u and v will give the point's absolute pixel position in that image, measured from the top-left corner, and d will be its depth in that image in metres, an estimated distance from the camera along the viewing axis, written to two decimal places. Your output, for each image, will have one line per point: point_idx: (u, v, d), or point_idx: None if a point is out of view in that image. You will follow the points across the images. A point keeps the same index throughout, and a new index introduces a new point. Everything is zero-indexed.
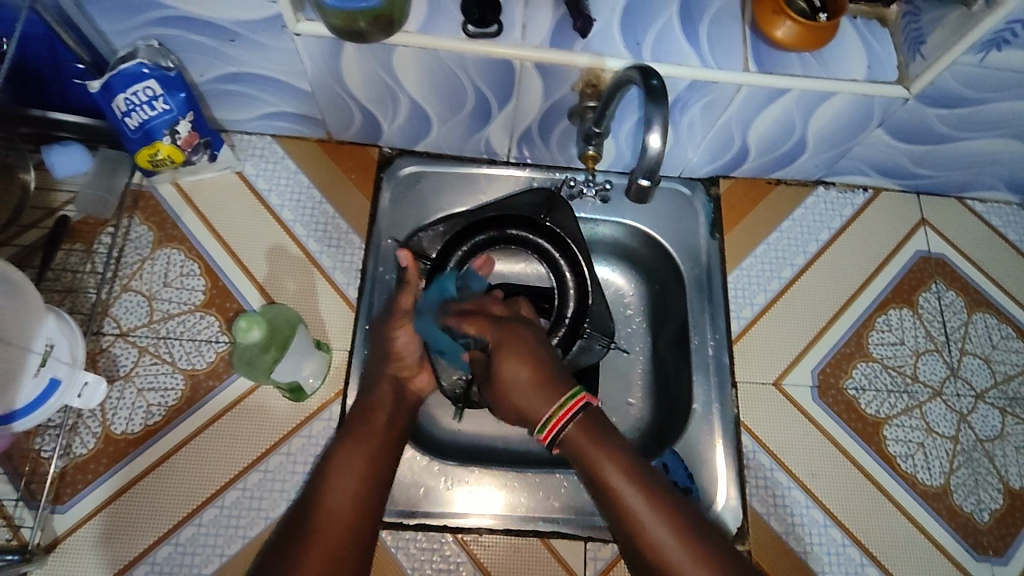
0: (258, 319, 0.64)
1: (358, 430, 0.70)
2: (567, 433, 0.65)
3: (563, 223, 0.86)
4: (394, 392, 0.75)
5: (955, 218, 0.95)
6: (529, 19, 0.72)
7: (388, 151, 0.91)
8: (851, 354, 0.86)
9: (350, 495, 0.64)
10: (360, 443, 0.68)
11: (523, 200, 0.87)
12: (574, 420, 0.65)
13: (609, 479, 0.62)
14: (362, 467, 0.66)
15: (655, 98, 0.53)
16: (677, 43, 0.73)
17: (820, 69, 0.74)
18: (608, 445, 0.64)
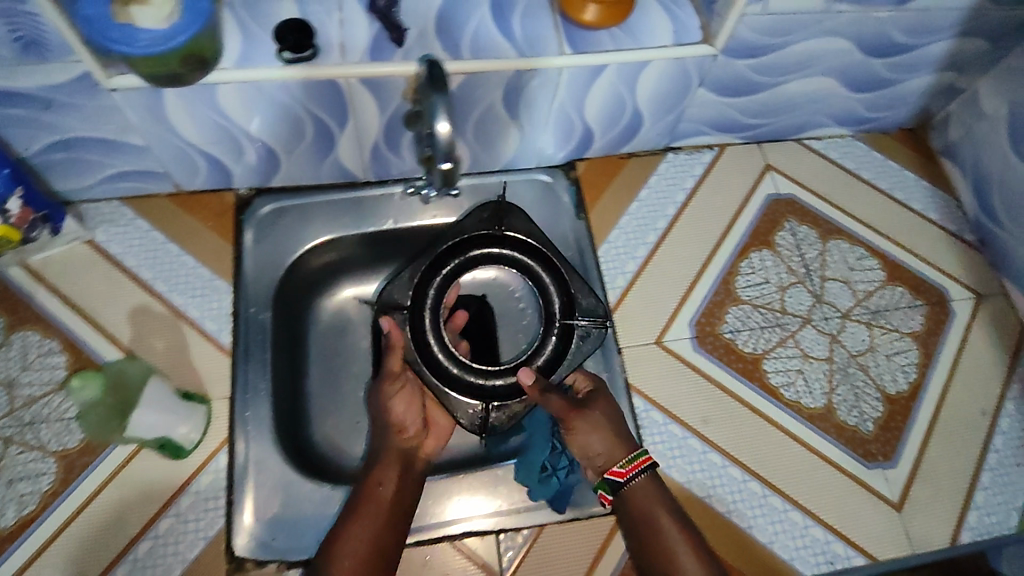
0: (91, 378, 0.68)
1: (366, 499, 0.72)
2: (665, 482, 0.76)
3: (519, 225, 0.87)
4: (403, 460, 0.76)
5: (796, 159, 1.02)
6: (346, 37, 0.73)
7: (245, 193, 0.91)
8: (722, 301, 0.90)
9: (361, 552, 0.68)
10: (365, 522, 0.70)
11: (471, 220, 0.88)
12: (646, 474, 0.73)
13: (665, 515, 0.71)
14: (371, 542, 0.68)
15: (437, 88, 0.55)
16: (492, 40, 0.76)
17: (630, 42, 0.78)
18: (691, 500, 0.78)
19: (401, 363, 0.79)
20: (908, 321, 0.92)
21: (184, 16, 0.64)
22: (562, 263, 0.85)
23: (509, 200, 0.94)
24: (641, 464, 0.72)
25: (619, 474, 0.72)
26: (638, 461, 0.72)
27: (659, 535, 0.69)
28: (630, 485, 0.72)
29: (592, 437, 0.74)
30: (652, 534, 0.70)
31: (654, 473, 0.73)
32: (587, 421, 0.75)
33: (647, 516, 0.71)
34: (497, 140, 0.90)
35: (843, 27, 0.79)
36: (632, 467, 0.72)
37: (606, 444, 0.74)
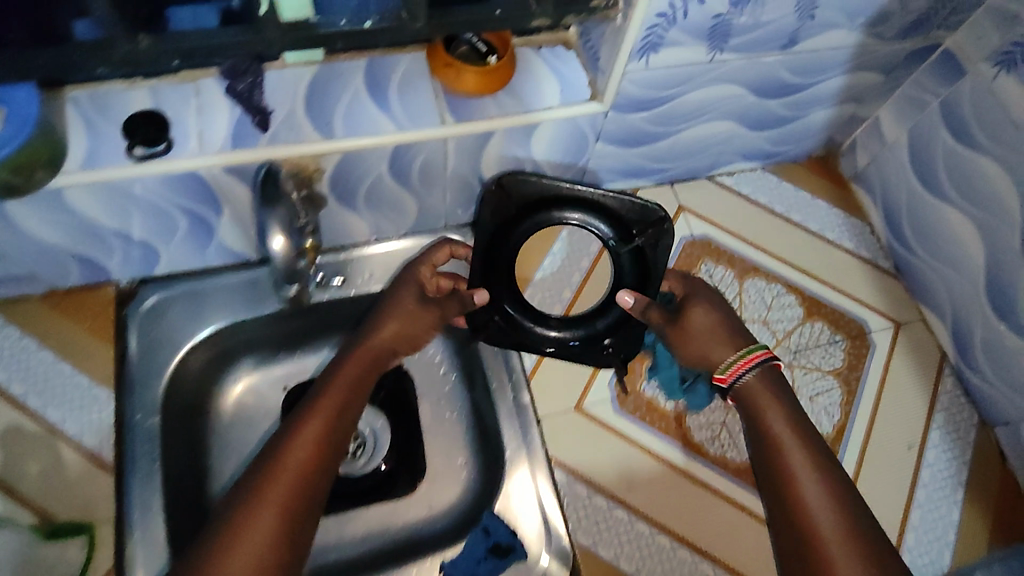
0: None
1: (320, 402, 0.70)
2: (747, 381, 0.73)
3: (534, 184, 0.74)
4: (370, 374, 0.75)
5: (708, 196, 1.00)
6: (205, 125, 0.68)
7: (126, 285, 0.84)
8: (641, 356, 0.88)
9: (298, 466, 0.65)
10: (318, 422, 0.68)
11: (490, 210, 0.76)
12: (754, 372, 0.73)
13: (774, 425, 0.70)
14: (314, 444, 0.67)
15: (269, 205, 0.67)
16: (367, 114, 0.72)
17: (515, 106, 0.75)
18: (779, 405, 0.71)
19: (431, 272, 0.80)
20: (829, 358, 0.91)
21: (5, 125, 0.58)
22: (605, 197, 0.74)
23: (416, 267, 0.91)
24: (757, 358, 0.74)
25: (721, 380, 0.74)
26: (741, 360, 0.74)
27: (778, 446, 0.69)
28: (741, 384, 0.74)
29: (698, 326, 0.77)
30: (769, 447, 0.69)
31: (769, 366, 0.74)
32: (692, 337, 0.77)
33: (756, 421, 0.71)
34: (394, 207, 0.86)
35: (732, 74, 0.77)
36: (733, 371, 0.74)
37: (715, 332, 0.77)
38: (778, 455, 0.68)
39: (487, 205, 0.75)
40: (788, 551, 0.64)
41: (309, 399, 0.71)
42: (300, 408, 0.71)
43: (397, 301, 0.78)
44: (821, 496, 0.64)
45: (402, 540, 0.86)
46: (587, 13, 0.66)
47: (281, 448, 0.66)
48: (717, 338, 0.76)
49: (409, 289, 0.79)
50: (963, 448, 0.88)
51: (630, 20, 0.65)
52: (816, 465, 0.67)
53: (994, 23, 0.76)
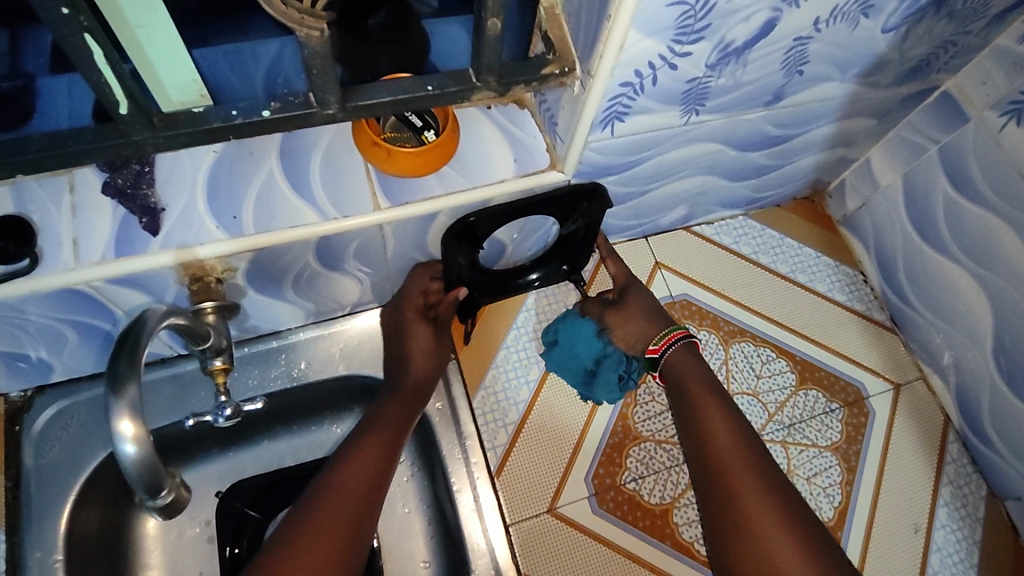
0: None
1: (369, 434, 0.68)
2: (670, 354, 0.70)
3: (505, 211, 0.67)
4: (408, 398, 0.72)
5: (688, 249, 0.90)
6: (83, 230, 0.57)
7: (20, 397, 0.73)
8: (620, 443, 0.78)
9: (353, 487, 0.63)
10: (367, 456, 0.66)
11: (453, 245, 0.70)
12: (679, 345, 0.71)
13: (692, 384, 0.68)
14: (366, 474, 0.64)
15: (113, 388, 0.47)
16: (284, 202, 0.61)
17: (461, 181, 0.65)
18: (703, 369, 0.69)
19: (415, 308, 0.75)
20: (826, 431, 0.82)
21: None
22: (554, 199, 0.68)
23: (364, 350, 0.81)
24: (678, 334, 0.71)
25: (653, 352, 0.71)
26: (671, 333, 0.71)
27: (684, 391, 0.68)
28: (666, 355, 0.71)
29: (627, 316, 0.73)
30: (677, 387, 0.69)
31: (688, 342, 0.71)
32: (624, 313, 0.73)
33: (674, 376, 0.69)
34: (330, 291, 0.75)
35: (708, 133, 0.68)
36: (665, 341, 0.71)
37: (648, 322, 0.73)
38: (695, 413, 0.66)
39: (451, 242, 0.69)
40: (702, 490, 0.63)
41: (356, 433, 0.68)
42: (344, 444, 0.68)
43: (412, 328, 0.75)
44: (728, 436, 0.63)
45: None
46: (538, 81, 0.57)
47: (327, 481, 0.63)
48: (644, 322, 0.73)
49: (414, 313, 0.75)
50: (972, 526, 0.80)
51: (589, 91, 0.56)
52: (721, 403, 0.66)
53: (1002, 67, 0.67)
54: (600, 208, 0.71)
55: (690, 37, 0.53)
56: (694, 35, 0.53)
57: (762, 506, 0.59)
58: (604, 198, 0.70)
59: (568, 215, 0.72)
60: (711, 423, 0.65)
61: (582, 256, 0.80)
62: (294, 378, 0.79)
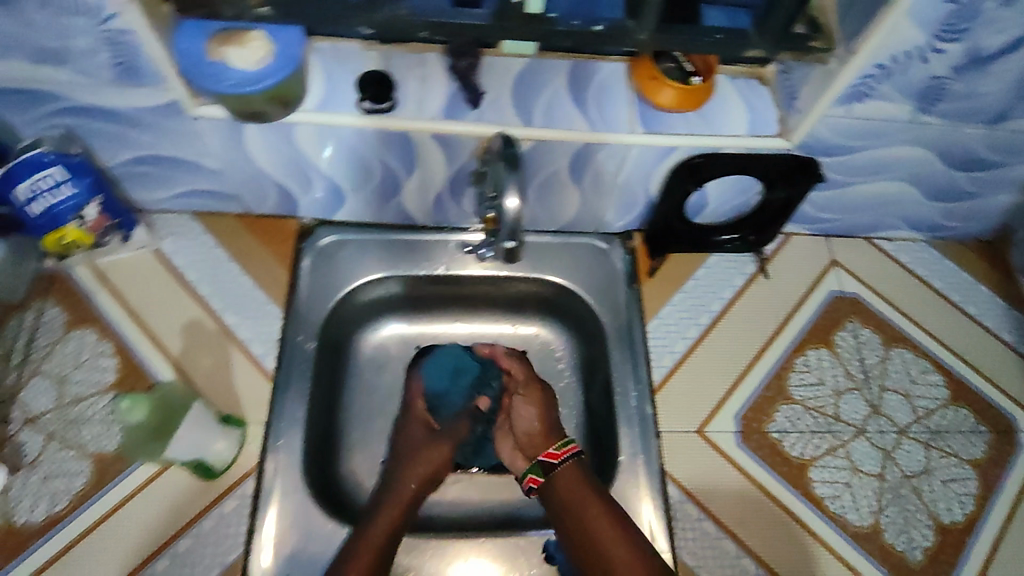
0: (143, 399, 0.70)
1: (380, 519, 0.73)
2: (562, 469, 0.74)
3: (726, 162, 0.80)
4: (419, 484, 0.78)
5: (865, 258, 0.98)
6: (425, 96, 0.76)
7: (308, 222, 0.92)
8: (772, 397, 0.87)
9: (378, 538, 0.71)
10: (387, 516, 0.74)
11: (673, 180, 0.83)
12: (576, 460, 0.74)
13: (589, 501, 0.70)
14: (388, 529, 0.72)
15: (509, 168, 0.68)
16: (568, 108, 0.77)
17: (702, 126, 0.78)
18: (602, 495, 0.71)
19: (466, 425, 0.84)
20: (969, 447, 0.87)
21: (272, 60, 0.65)
22: (767, 163, 0.80)
23: (562, 260, 0.94)
24: (569, 450, 0.75)
25: (552, 457, 0.75)
26: (575, 444, 0.76)
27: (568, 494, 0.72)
28: (557, 469, 0.74)
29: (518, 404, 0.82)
30: (561, 505, 0.72)
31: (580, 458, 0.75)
32: (539, 397, 0.83)
33: (554, 492, 0.73)
34: (556, 203, 0.90)
35: (928, 137, 0.78)
36: (565, 450, 0.75)
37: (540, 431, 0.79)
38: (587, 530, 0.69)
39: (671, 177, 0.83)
40: None
41: (388, 483, 0.78)
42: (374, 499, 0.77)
43: (407, 430, 0.83)
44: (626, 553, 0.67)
45: (503, 516, 0.86)
46: (803, 52, 0.69)
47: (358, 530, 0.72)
48: (547, 434, 0.79)
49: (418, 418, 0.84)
50: None
51: (846, 66, 0.68)
52: (626, 530, 0.69)
53: None
54: (807, 181, 0.82)
55: (951, 35, 0.65)
56: (955, 34, 0.65)
57: None
58: (816, 172, 0.80)
59: (776, 182, 0.84)
60: (610, 549, 0.67)
61: (770, 229, 0.90)
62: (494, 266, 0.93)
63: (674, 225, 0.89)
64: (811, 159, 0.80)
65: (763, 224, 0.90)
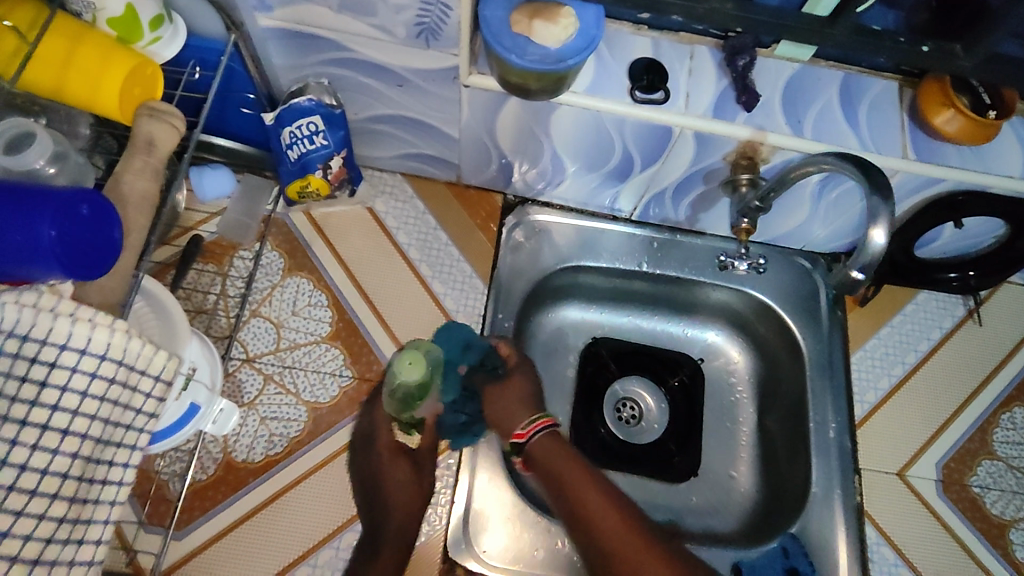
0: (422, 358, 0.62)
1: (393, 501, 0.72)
2: (535, 443, 0.70)
3: (989, 203, 0.76)
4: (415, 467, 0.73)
5: None
6: (693, 88, 0.73)
7: (511, 199, 0.92)
8: (975, 450, 0.83)
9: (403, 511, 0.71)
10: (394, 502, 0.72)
11: (914, 214, 0.81)
12: (545, 432, 0.70)
13: (564, 472, 0.68)
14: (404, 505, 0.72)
15: (886, 195, 0.58)
16: (838, 123, 0.73)
17: (976, 162, 0.74)
18: (573, 455, 0.69)
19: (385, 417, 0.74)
20: None
21: (575, 38, 0.62)
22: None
23: (767, 274, 0.91)
24: (541, 424, 0.71)
25: (520, 438, 0.71)
26: (541, 420, 0.71)
27: (549, 472, 0.68)
28: (530, 443, 0.70)
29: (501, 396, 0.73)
30: (546, 477, 0.69)
31: (551, 430, 0.71)
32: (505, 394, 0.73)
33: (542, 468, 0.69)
34: (780, 216, 0.86)
35: None
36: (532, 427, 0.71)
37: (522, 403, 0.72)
38: (571, 491, 0.67)
39: (918, 212, 0.81)
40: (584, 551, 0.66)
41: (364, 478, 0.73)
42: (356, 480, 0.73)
43: (388, 474, 0.72)
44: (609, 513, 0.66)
45: (666, 522, 0.87)
46: None
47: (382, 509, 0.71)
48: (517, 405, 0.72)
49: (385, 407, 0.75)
50: None
51: None
52: (604, 489, 0.68)
53: None
54: None
55: None
56: None
57: (636, 545, 0.65)
58: None
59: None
60: (590, 509, 0.66)
61: (994, 274, 0.87)
62: (697, 270, 0.91)
63: (897, 257, 0.87)
64: None
65: (990, 264, 0.86)
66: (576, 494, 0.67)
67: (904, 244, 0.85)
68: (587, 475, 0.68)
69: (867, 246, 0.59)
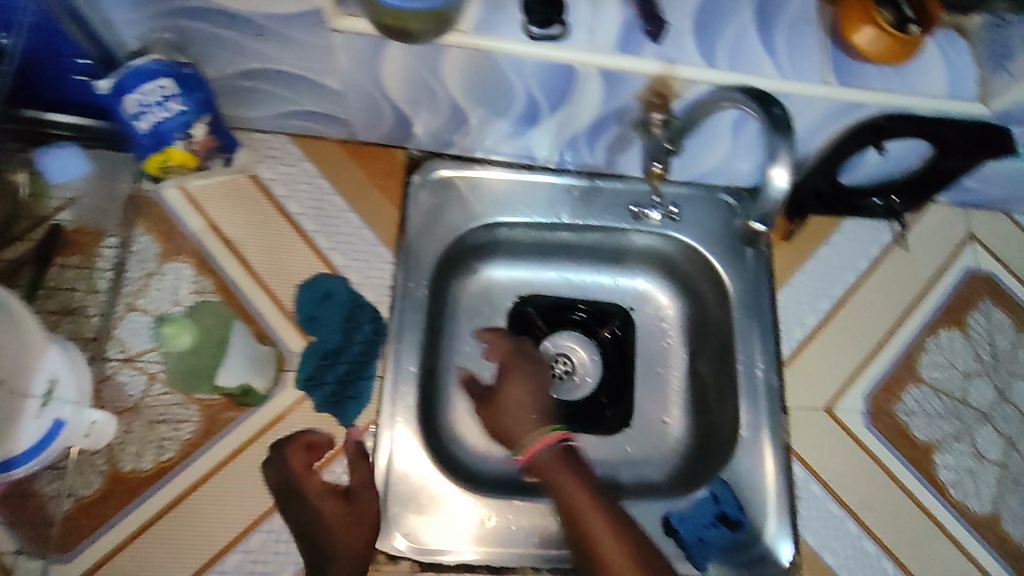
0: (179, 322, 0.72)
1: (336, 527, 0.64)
2: (539, 461, 0.68)
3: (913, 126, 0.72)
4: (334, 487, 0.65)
5: (1004, 234, 0.92)
6: (596, 20, 0.65)
7: (417, 153, 0.83)
8: (901, 377, 0.83)
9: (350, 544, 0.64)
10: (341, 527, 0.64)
11: (839, 143, 0.76)
12: (553, 448, 0.69)
13: (568, 496, 0.65)
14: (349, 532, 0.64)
15: (783, 132, 0.57)
16: (754, 50, 0.67)
17: (900, 83, 0.70)
18: (578, 473, 0.67)
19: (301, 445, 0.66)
20: None
21: None
22: (958, 131, 0.73)
23: (692, 214, 0.86)
24: (555, 434, 0.70)
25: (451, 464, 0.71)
26: (547, 435, 0.69)
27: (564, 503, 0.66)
28: (537, 461, 0.69)
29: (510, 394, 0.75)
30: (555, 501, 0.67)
31: (565, 446, 0.69)
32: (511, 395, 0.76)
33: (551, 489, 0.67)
34: (701, 154, 0.81)
35: None
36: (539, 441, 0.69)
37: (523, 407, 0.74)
38: (572, 516, 0.65)
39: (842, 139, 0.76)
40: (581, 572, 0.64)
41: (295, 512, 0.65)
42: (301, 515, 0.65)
43: (307, 486, 0.64)
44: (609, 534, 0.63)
45: (600, 478, 0.86)
46: None
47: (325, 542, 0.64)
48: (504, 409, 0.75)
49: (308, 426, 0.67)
50: None
51: None
52: (602, 506, 0.65)
53: None
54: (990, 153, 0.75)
55: None
56: None
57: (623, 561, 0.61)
58: (1006, 143, 0.74)
59: (953, 150, 0.76)
60: (596, 536, 0.63)
61: (919, 195, 0.85)
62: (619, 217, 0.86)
63: (823, 186, 0.83)
64: (1003, 129, 0.73)
65: (915, 187, 0.84)
66: (586, 526, 0.64)
67: (829, 173, 0.81)
68: (587, 496, 0.65)
69: (770, 185, 0.59)
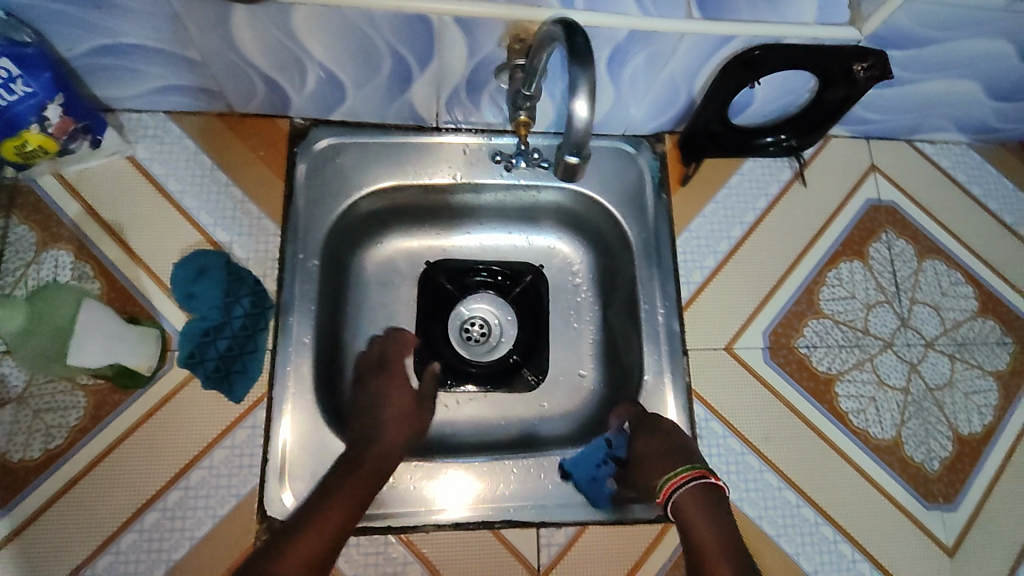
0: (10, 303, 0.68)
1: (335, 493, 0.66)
2: (678, 498, 0.65)
3: (788, 57, 0.71)
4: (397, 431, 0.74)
5: (906, 162, 0.92)
6: None
7: (301, 122, 0.82)
8: (802, 312, 0.84)
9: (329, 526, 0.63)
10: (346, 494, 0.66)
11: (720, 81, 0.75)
12: (688, 486, 0.66)
13: (700, 535, 0.62)
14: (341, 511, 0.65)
15: (580, 59, 0.53)
16: None
17: (770, 12, 0.68)
18: (717, 510, 0.64)
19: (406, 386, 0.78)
20: (993, 359, 0.86)
21: None
22: (836, 59, 0.72)
23: (587, 165, 0.86)
24: (693, 474, 0.66)
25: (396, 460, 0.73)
26: (682, 475, 0.67)
27: (694, 543, 0.62)
28: (677, 499, 0.66)
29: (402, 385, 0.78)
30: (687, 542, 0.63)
31: (701, 483, 0.66)
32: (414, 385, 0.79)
33: (684, 529, 0.64)
34: None
35: (1010, 28, 0.71)
36: (670, 483, 0.67)
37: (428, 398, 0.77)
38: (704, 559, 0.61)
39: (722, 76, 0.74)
40: None
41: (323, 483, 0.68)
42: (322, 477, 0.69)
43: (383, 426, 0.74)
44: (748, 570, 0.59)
45: (519, 435, 0.86)
46: None
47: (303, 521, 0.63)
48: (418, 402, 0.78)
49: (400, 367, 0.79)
50: None
51: None
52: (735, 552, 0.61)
53: None
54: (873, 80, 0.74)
55: None
56: None
57: None
58: (887, 69, 0.72)
59: (836, 79, 0.75)
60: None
61: (812, 130, 0.84)
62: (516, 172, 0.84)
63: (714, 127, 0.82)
64: (881, 54, 0.71)
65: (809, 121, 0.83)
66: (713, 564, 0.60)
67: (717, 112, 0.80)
68: (724, 546, 0.61)
69: (573, 120, 0.55)
